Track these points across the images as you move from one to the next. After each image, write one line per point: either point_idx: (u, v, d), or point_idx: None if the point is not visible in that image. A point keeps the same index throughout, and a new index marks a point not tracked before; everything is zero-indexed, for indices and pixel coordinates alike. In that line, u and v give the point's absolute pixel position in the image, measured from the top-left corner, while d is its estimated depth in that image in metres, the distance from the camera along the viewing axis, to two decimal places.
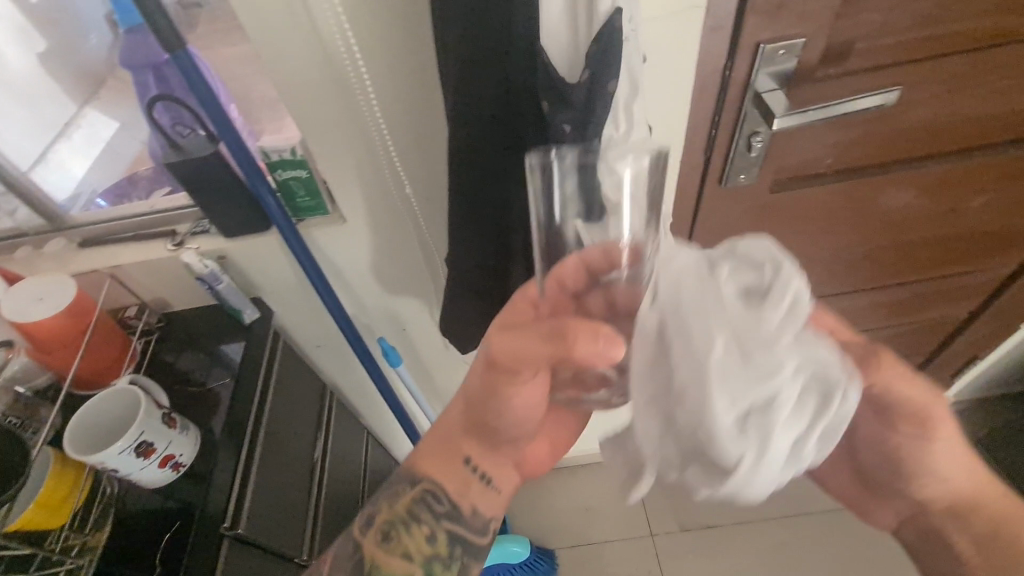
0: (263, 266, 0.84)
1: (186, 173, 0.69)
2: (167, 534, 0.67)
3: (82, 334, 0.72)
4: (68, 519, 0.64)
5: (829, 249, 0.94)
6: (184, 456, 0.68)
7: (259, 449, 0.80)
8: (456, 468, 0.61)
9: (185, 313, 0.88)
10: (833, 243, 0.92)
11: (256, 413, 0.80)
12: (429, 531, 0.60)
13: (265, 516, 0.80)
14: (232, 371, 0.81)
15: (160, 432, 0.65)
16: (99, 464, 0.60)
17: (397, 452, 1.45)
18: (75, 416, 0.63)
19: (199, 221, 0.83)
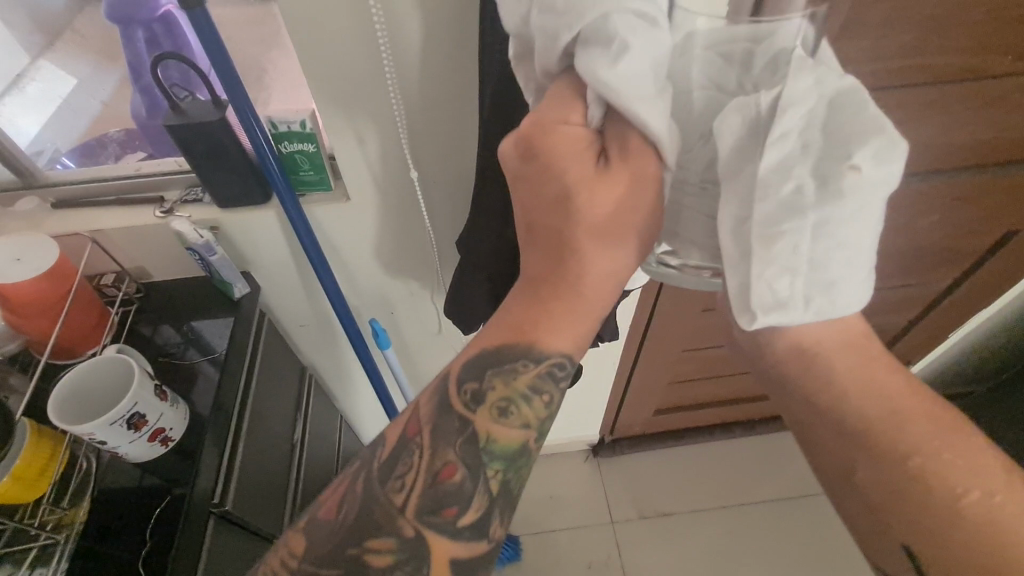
0: (254, 239, 0.81)
1: (187, 139, 0.67)
2: (151, 512, 0.65)
3: (60, 301, 0.68)
4: (43, 492, 0.61)
5: (985, 506, 0.42)
6: (174, 431, 0.66)
7: (245, 427, 0.78)
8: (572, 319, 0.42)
9: (167, 284, 0.84)
10: (992, 484, 0.42)
11: (242, 392, 0.78)
12: (551, 396, 0.44)
13: (249, 495, 0.78)
14: (217, 347, 0.78)
15: (152, 405, 0.62)
16: (87, 436, 0.57)
17: (366, 438, 1.44)
18: (62, 386, 0.59)
19: (190, 189, 0.79)
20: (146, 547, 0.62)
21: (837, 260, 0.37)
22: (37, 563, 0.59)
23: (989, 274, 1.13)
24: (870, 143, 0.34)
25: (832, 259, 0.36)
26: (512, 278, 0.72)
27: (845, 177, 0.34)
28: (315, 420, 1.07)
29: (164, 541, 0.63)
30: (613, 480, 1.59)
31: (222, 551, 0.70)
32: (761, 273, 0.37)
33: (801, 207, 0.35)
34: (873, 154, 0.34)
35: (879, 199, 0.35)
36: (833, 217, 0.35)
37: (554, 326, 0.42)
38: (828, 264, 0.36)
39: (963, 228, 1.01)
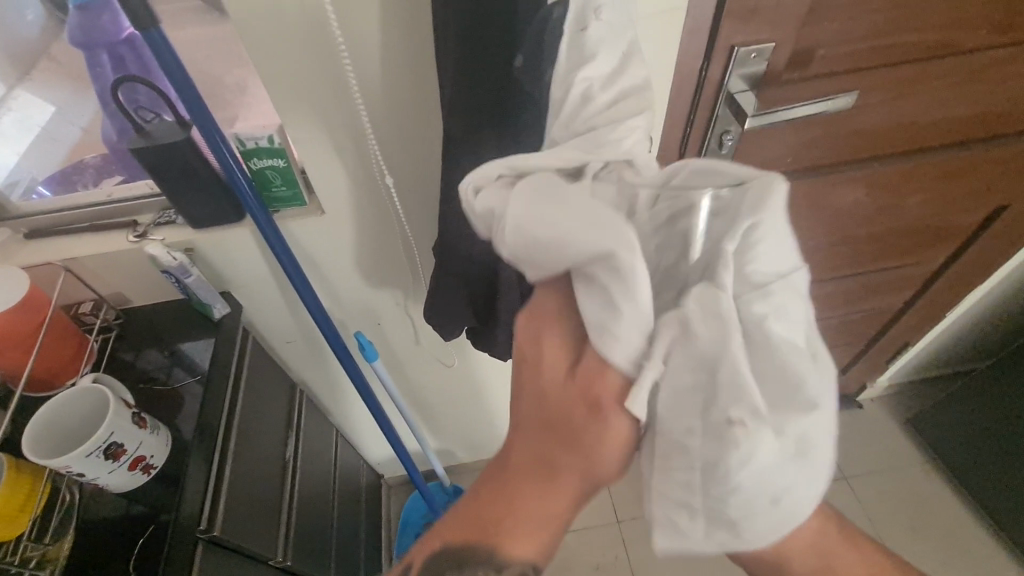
0: (232, 258, 0.80)
1: (154, 161, 0.66)
2: (137, 541, 0.63)
3: (33, 333, 0.67)
4: (22, 530, 0.60)
5: None
6: (155, 458, 0.65)
7: (232, 450, 0.77)
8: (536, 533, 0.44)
9: (147, 309, 0.83)
10: None
11: (227, 414, 0.77)
12: None
13: (240, 518, 0.77)
14: (200, 369, 0.77)
15: (131, 433, 0.61)
16: (64, 468, 0.56)
17: (365, 451, 1.43)
18: (36, 420, 0.58)
19: (164, 211, 0.78)
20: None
21: (746, 487, 0.38)
22: None
23: (981, 250, 1.12)
24: (771, 398, 0.38)
25: (746, 486, 0.38)
26: (492, 282, 0.71)
27: (733, 433, 0.37)
28: (308, 437, 1.06)
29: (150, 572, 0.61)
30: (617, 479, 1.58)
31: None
32: (661, 505, 0.41)
33: (722, 434, 0.37)
34: (773, 404, 0.38)
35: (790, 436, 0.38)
36: (724, 465, 0.37)
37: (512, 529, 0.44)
38: (731, 508, 0.39)
39: (950, 206, 1.00)
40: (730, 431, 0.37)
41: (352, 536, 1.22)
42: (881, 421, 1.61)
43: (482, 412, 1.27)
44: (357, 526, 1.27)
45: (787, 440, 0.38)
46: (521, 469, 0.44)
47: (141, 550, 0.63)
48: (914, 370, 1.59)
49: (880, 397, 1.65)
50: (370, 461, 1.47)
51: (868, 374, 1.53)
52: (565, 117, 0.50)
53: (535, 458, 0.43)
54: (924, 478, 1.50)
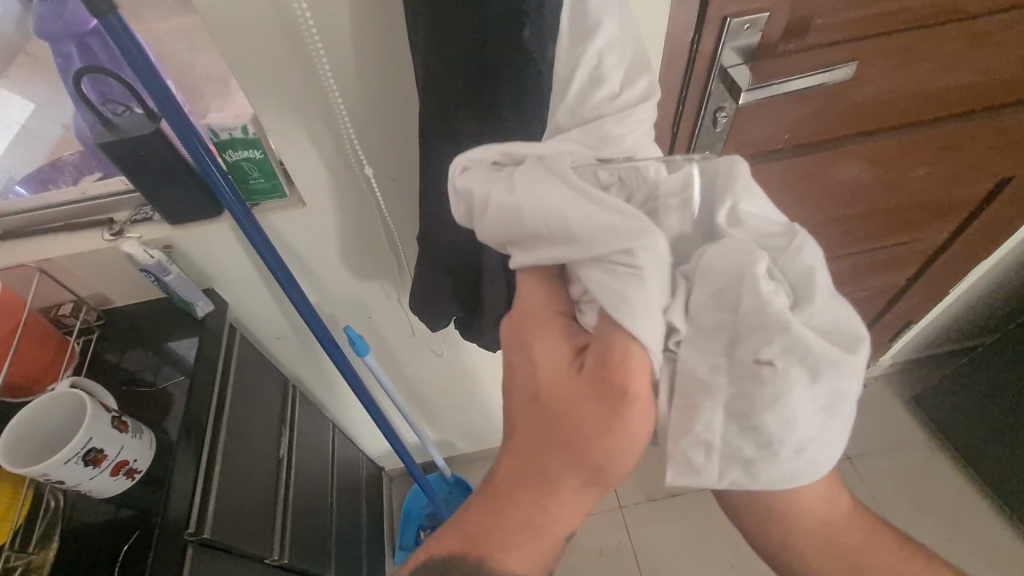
0: (213, 254, 0.78)
1: (123, 156, 0.63)
2: (120, 548, 0.62)
3: (7, 339, 0.65)
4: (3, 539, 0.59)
5: None
6: (139, 462, 0.63)
7: (221, 449, 0.75)
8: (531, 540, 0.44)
9: (129, 309, 0.81)
10: None
11: (214, 414, 0.76)
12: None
13: (232, 517, 0.75)
14: (185, 368, 0.76)
15: (111, 437, 0.60)
16: (42, 476, 0.55)
17: (364, 444, 1.42)
18: (11, 427, 0.57)
19: (140, 207, 0.76)
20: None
21: (772, 426, 0.39)
22: None
23: (986, 224, 1.09)
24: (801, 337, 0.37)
25: (781, 421, 0.38)
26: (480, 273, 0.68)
27: (759, 374, 0.37)
28: (303, 433, 1.05)
29: None
30: None
31: None
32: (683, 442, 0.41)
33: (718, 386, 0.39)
34: (813, 354, 0.37)
35: (841, 378, 0.38)
36: (761, 400, 0.38)
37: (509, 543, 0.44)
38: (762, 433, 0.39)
39: (953, 179, 0.97)
40: (760, 374, 0.37)
41: (351, 529, 1.21)
42: (883, 400, 1.60)
43: (480, 402, 1.26)
44: (357, 518, 1.26)
45: (823, 385, 0.38)
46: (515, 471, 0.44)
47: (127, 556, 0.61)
48: (917, 347, 1.57)
49: (883, 375, 1.63)
50: (369, 454, 1.46)
51: (871, 353, 1.51)
52: (571, 102, 0.51)
53: (540, 461, 0.42)
54: (928, 456, 1.49)
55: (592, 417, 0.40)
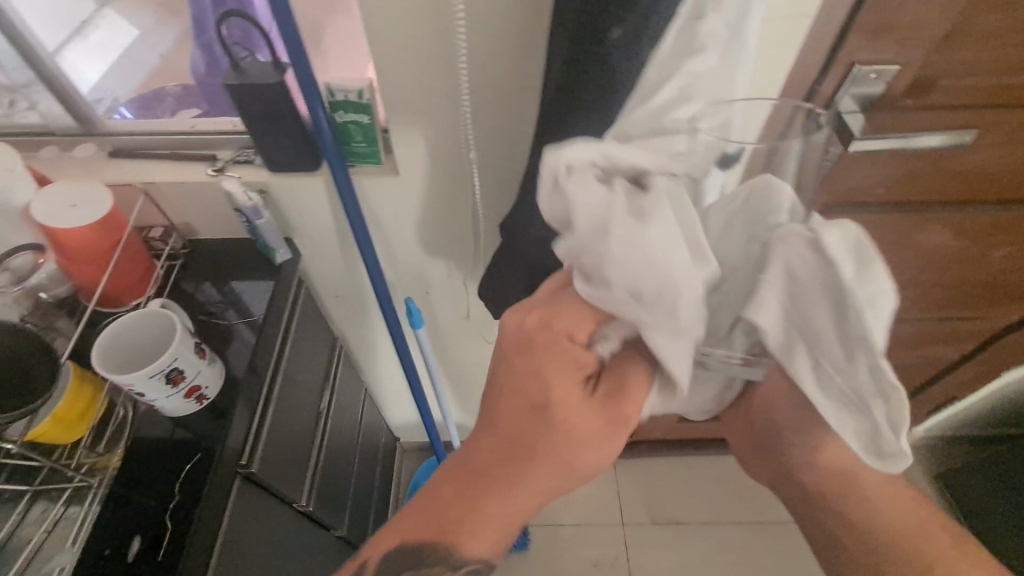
0: (302, 206, 0.80)
1: (245, 99, 0.66)
2: (181, 468, 0.65)
3: (106, 253, 0.68)
4: (82, 437, 0.63)
5: None
6: (209, 389, 0.67)
7: (276, 392, 0.79)
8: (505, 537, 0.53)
9: (211, 243, 0.85)
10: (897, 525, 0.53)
11: (276, 358, 0.79)
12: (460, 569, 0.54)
13: (275, 458, 0.79)
14: (257, 309, 0.79)
15: (191, 361, 0.63)
16: (128, 386, 0.58)
17: (388, 412, 1.45)
18: (105, 336, 0.60)
19: (242, 149, 0.79)
20: (174, 500, 0.63)
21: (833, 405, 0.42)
22: (71, 500, 0.63)
23: None
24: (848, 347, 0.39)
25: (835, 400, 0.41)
26: None
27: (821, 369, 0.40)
28: (341, 391, 1.08)
29: (191, 499, 0.63)
30: (629, 482, 1.57)
31: (243, 513, 0.71)
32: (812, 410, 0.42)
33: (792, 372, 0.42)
34: (838, 385, 0.41)
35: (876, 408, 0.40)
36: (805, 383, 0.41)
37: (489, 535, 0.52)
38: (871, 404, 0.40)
39: None
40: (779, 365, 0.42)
41: (365, 491, 1.24)
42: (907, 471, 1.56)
43: None
44: (371, 482, 1.29)
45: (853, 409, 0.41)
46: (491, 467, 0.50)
47: (185, 475, 0.65)
48: (954, 424, 1.52)
49: (912, 446, 1.60)
50: (390, 422, 1.49)
51: (906, 421, 1.47)
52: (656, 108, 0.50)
53: (536, 452, 0.48)
54: None
55: (586, 422, 0.47)
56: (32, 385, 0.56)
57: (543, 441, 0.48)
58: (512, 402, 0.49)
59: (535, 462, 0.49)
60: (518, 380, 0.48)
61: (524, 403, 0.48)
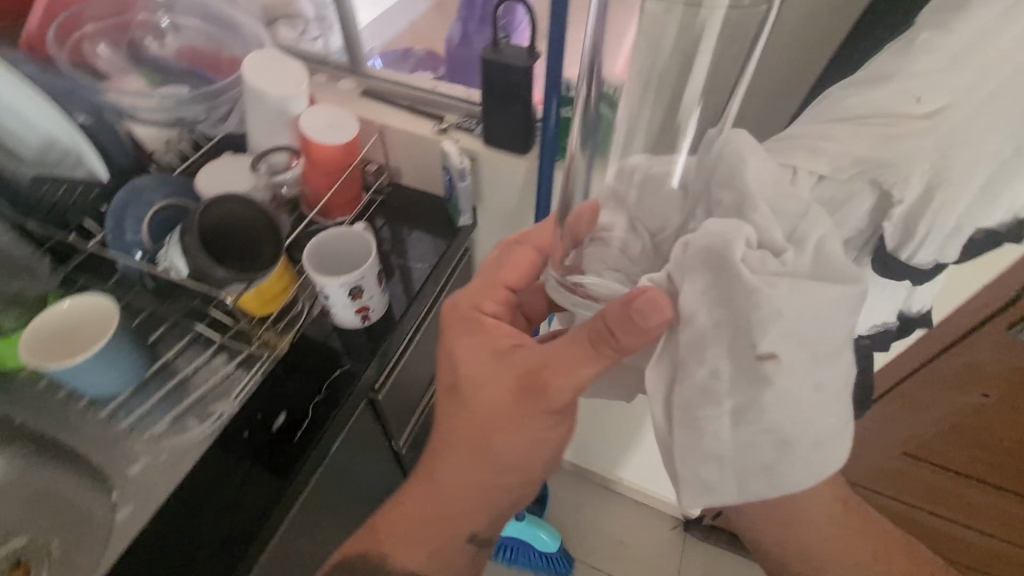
0: (499, 182, 0.86)
1: (494, 74, 0.72)
2: (331, 371, 0.74)
3: (337, 171, 0.78)
4: (272, 313, 0.73)
5: None
6: (373, 312, 0.74)
7: (417, 337, 0.86)
8: (456, 547, 0.62)
9: (409, 190, 0.94)
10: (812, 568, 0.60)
11: (427, 308, 0.86)
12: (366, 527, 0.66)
13: (395, 394, 0.86)
14: (430, 259, 0.86)
15: (372, 284, 0.70)
16: (320, 286, 0.67)
17: None
18: (317, 240, 0.70)
19: (467, 117, 0.86)
20: (319, 395, 0.72)
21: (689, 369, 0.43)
22: (241, 364, 0.72)
23: None
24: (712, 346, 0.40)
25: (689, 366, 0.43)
26: None
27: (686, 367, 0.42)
28: None
29: (332, 401, 0.72)
30: (693, 564, 1.45)
31: (357, 429, 0.79)
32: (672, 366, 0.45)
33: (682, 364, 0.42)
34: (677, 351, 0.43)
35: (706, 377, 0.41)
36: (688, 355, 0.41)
37: (418, 542, 0.61)
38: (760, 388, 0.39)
39: None
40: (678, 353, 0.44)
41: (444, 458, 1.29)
42: None
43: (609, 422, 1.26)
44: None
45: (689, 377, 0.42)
46: (448, 471, 0.59)
47: (333, 379, 0.73)
48: None
49: None
50: None
51: None
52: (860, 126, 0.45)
53: (484, 444, 0.56)
54: None
55: (503, 425, 0.55)
56: (258, 253, 0.68)
57: (483, 424, 0.56)
58: (473, 404, 0.56)
59: (475, 468, 0.58)
60: (464, 362, 0.58)
61: (508, 390, 0.54)
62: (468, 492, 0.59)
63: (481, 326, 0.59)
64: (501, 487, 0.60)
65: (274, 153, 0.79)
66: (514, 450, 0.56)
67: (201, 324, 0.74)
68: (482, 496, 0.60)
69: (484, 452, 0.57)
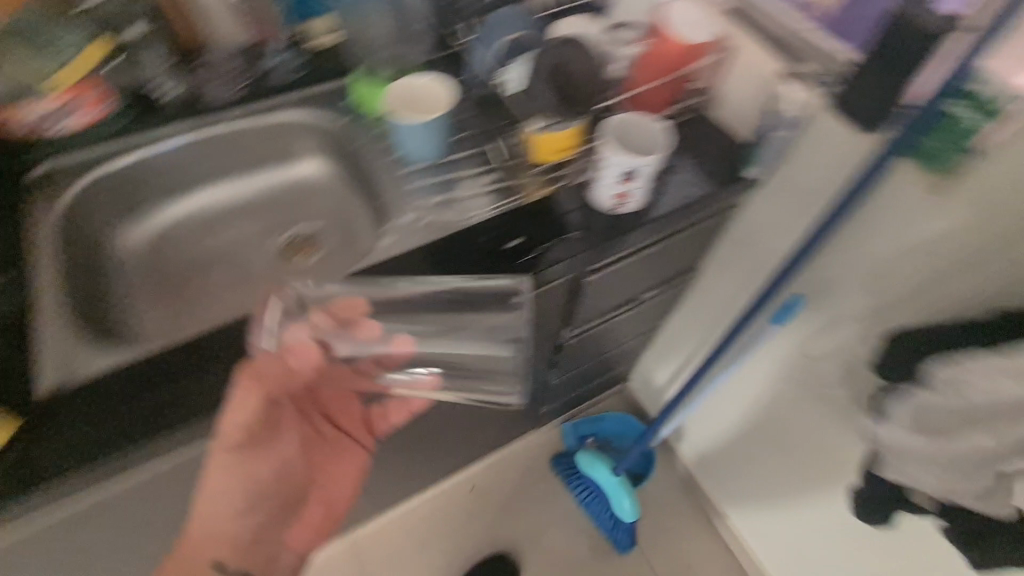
0: (812, 153, 0.76)
1: (894, 29, 0.62)
2: (559, 234, 0.78)
3: (672, 70, 0.80)
4: (549, 163, 0.80)
5: None
6: (631, 203, 0.78)
7: (642, 253, 0.87)
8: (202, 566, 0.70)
9: (711, 123, 0.89)
10: None
11: (668, 233, 0.86)
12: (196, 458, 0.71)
13: (595, 291, 0.89)
14: (702, 191, 0.84)
15: (644, 175, 0.73)
16: (603, 155, 0.72)
17: (647, 356, 1.47)
18: (622, 116, 0.75)
19: (822, 69, 0.74)
20: (563, 252, 0.78)
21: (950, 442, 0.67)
22: (499, 190, 0.81)
23: None
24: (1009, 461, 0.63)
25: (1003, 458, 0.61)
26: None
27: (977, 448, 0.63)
28: (656, 306, 1.12)
29: (545, 258, 0.77)
30: None
31: (548, 298, 0.84)
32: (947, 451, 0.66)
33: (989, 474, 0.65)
34: None
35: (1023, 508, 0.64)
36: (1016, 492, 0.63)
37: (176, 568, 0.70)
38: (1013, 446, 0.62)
39: None
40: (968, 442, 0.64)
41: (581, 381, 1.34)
42: None
43: (761, 452, 1.16)
44: (591, 382, 1.38)
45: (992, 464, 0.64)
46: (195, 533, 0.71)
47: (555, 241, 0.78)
48: None
49: None
50: (637, 365, 1.52)
51: None
52: None
53: (214, 473, 0.70)
54: None
55: (211, 493, 0.71)
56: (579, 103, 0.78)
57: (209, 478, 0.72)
58: (249, 469, 0.73)
59: (229, 506, 0.72)
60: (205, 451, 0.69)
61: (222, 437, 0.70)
62: (232, 513, 0.72)
63: (269, 438, 0.76)
64: (254, 528, 0.75)
65: (624, 31, 0.84)
66: (214, 486, 0.71)
67: (489, 146, 0.84)
68: (234, 525, 0.73)
69: (249, 475, 0.73)
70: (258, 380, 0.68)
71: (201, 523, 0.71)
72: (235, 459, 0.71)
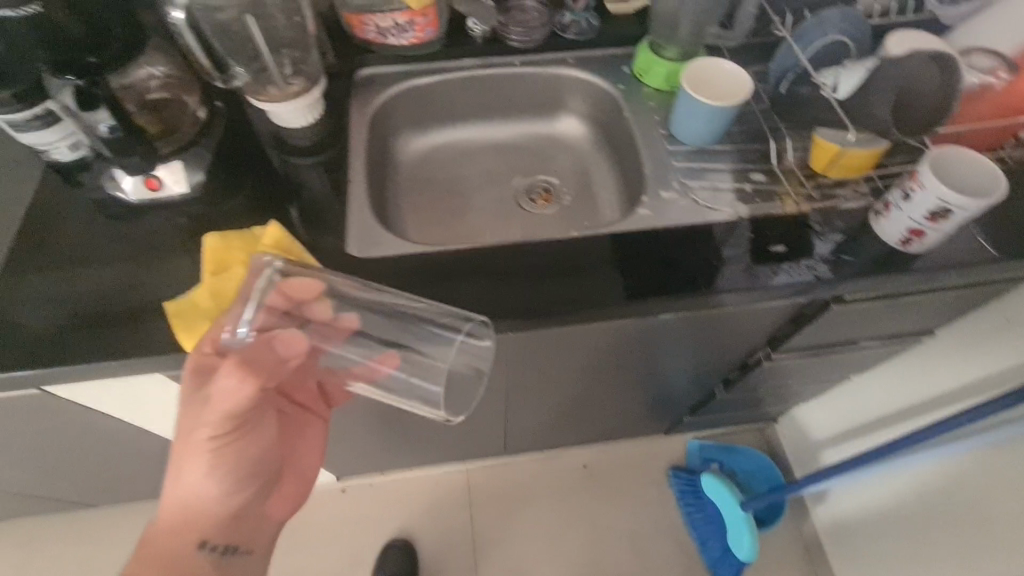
0: None
1: None
2: (815, 255, 0.74)
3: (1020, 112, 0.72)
4: (833, 180, 0.78)
5: None
6: (921, 242, 0.71)
7: (904, 300, 0.79)
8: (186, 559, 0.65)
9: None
10: None
11: (945, 287, 0.77)
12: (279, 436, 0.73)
13: (830, 323, 0.83)
14: (1000, 252, 0.75)
15: (957, 216, 0.67)
16: (918, 185, 0.67)
17: (813, 404, 1.37)
18: (943, 147, 0.69)
19: None
20: (825, 275, 0.73)
21: None
22: (762, 192, 0.79)
23: None
24: None
25: None
26: None
27: None
28: (866, 357, 1.04)
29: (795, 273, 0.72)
30: None
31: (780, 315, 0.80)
32: None
33: None
34: None
35: None
36: None
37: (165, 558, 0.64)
38: None
39: None
40: None
41: (725, 406, 1.32)
42: None
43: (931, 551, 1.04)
44: (735, 411, 1.35)
45: None
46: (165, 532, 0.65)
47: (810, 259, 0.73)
48: None
49: None
50: (798, 409, 1.43)
51: None
52: None
53: (184, 496, 0.65)
54: None
55: (187, 468, 0.64)
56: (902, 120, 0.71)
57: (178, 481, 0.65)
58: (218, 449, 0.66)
59: (209, 504, 0.67)
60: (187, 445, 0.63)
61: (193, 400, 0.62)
62: (189, 520, 0.66)
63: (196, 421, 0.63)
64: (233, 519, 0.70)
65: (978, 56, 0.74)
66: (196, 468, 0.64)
67: (755, 146, 0.83)
68: (218, 516, 0.68)
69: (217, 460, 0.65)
70: (246, 371, 0.59)
71: (174, 491, 0.65)
72: (205, 439, 0.62)
